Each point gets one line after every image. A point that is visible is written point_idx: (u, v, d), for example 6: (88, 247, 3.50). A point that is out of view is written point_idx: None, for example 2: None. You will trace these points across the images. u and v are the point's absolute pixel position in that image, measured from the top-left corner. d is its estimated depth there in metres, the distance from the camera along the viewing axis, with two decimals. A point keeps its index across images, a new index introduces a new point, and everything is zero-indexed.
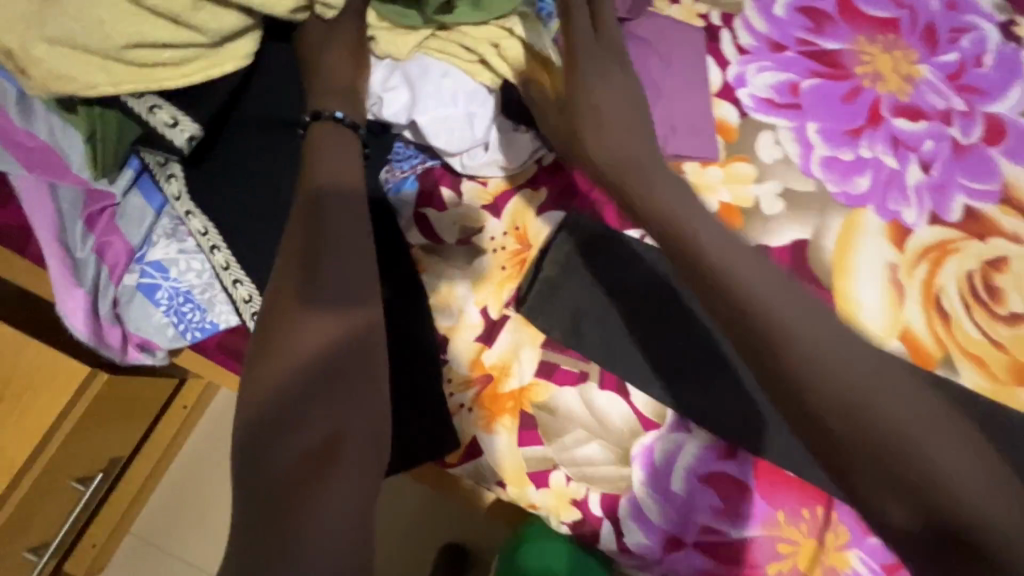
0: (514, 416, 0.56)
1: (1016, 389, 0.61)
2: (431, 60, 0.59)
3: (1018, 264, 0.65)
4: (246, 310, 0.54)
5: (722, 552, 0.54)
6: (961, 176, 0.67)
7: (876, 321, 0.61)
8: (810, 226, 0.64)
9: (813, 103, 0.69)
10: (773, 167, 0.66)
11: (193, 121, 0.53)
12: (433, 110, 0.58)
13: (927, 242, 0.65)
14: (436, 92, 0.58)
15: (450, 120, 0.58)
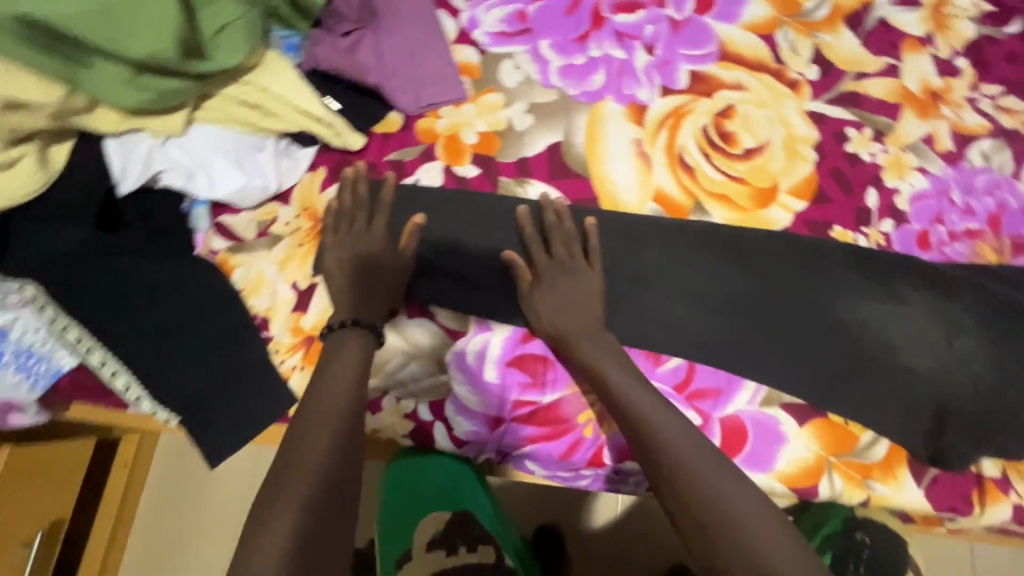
0: (338, 342, 0.60)
1: (758, 212, 0.71)
2: (211, 131, 0.66)
3: (743, 107, 0.75)
4: (81, 349, 0.61)
5: (538, 417, 0.64)
6: (682, 48, 0.77)
7: (630, 191, 0.71)
8: (560, 129, 0.73)
9: (541, 24, 0.77)
10: (517, 90, 0.75)
11: None
12: (229, 183, 0.65)
13: (663, 112, 0.74)
14: (225, 161, 0.66)
15: (247, 187, 0.66)
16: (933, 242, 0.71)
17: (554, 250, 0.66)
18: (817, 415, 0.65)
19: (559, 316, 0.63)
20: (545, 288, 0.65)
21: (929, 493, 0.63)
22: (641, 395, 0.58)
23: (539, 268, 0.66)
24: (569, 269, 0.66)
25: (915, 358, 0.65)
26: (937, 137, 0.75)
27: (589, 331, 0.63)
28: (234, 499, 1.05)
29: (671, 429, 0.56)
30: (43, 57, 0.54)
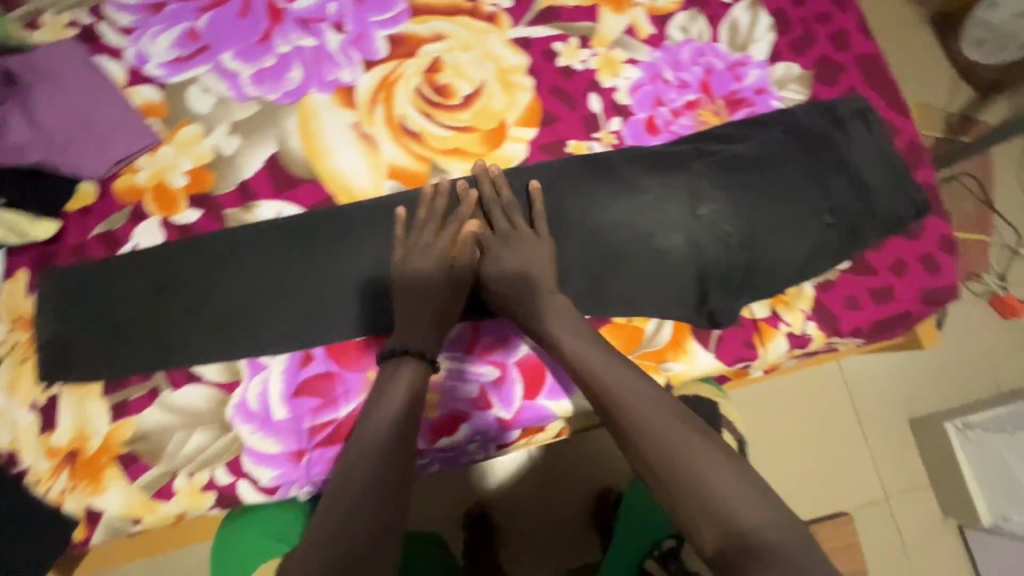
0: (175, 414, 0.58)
1: (493, 153, 0.71)
2: None
3: (449, 56, 0.73)
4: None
5: (341, 433, 0.62)
6: (371, 16, 0.74)
7: (363, 177, 0.69)
8: (272, 140, 0.69)
9: (216, 36, 0.71)
10: (214, 114, 0.69)
11: None
12: None
13: (373, 87, 0.72)
14: None
15: None
16: (660, 125, 0.74)
17: (496, 222, 0.68)
18: (602, 324, 0.68)
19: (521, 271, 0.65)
20: (498, 253, 0.66)
21: (717, 352, 0.68)
22: (607, 365, 0.58)
23: (484, 241, 0.68)
24: (516, 240, 0.66)
25: (669, 238, 0.69)
26: (637, 26, 0.77)
27: (539, 303, 0.63)
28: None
29: (639, 392, 0.55)
30: None
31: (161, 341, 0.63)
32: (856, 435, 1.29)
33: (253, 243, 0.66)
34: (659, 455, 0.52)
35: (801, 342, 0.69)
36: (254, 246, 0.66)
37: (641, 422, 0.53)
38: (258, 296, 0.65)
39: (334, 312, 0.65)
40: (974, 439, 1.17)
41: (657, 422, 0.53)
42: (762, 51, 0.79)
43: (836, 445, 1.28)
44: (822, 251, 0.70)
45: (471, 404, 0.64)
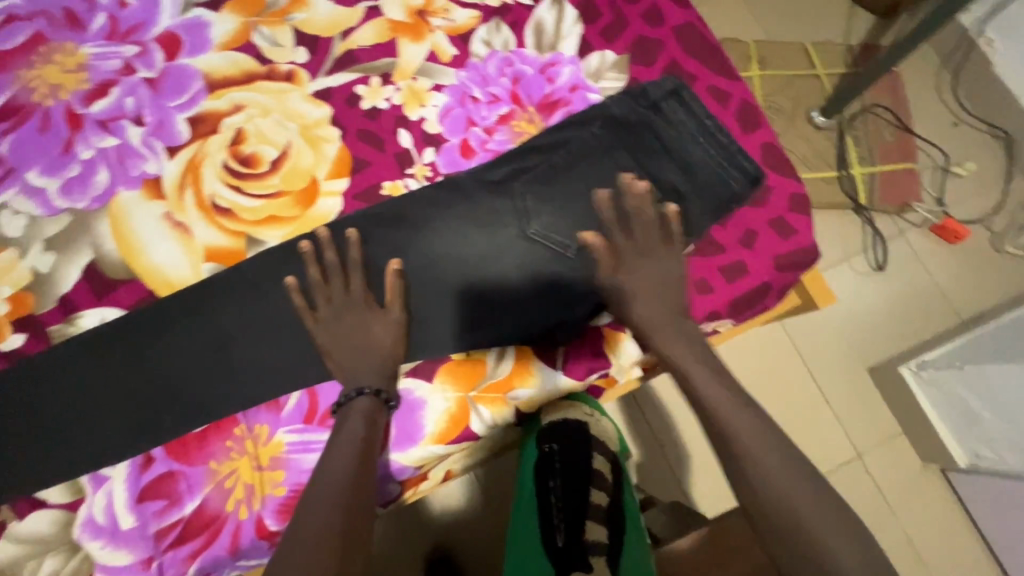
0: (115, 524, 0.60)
1: (307, 213, 0.70)
2: None
3: (251, 124, 0.73)
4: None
5: (189, 531, 0.61)
6: (169, 102, 0.74)
7: (182, 265, 0.68)
8: (87, 248, 0.69)
9: (20, 157, 0.72)
10: (28, 234, 0.70)
11: None
12: None
13: (180, 172, 0.71)
14: None
15: None
16: (475, 146, 0.72)
17: (651, 227, 0.65)
18: (440, 363, 0.65)
19: (642, 299, 0.63)
20: (636, 268, 0.64)
21: (567, 370, 0.66)
22: (708, 379, 0.59)
23: (627, 247, 0.65)
24: (645, 253, 0.65)
25: (498, 263, 0.66)
26: (439, 50, 0.76)
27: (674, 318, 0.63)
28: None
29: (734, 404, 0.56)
30: None
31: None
32: (815, 396, 1.22)
33: (83, 353, 0.65)
34: (746, 484, 0.52)
35: None
36: (85, 356, 0.65)
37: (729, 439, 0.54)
38: (92, 407, 0.65)
39: (165, 410, 0.64)
40: (929, 379, 1.14)
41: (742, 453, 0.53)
42: (572, 46, 0.76)
43: (798, 411, 1.21)
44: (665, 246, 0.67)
45: None
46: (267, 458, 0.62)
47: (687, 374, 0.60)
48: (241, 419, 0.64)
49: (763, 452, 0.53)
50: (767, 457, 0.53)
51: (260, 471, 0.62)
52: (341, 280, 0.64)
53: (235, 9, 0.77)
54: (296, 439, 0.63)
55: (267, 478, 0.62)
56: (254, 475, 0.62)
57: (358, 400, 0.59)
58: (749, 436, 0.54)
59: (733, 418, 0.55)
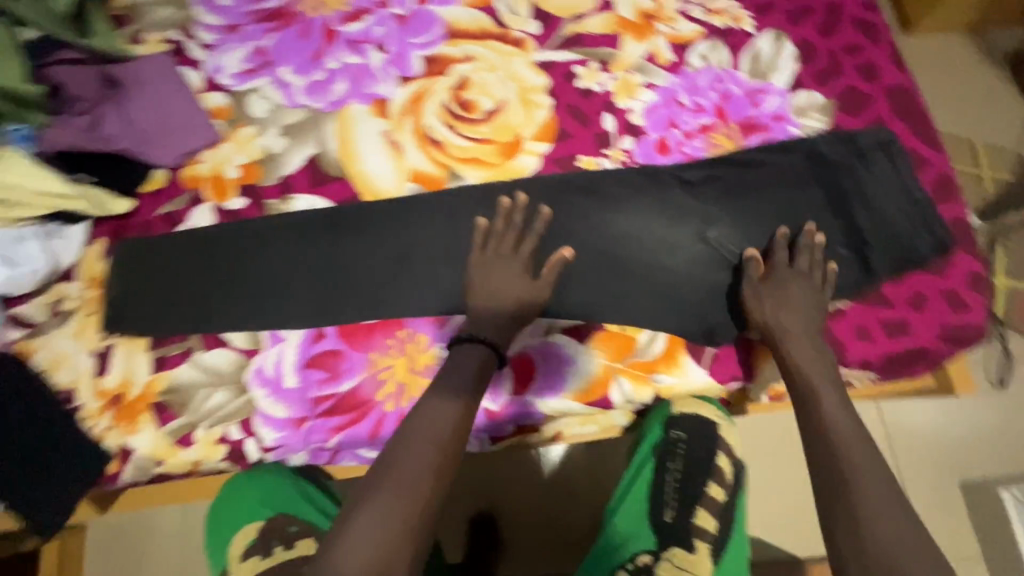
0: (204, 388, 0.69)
1: (507, 164, 0.76)
2: None
3: (477, 76, 0.80)
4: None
5: (340, 406, 0.68)
6: (410, 39, 0.83)
7: (389, 178, 0.76)
8: (313, 142, 0.78)
9: (279, 54, 0.83)
10: (269, 118, 0.80)
11: None
12: None
13: (405, 100, 0.80)
14: None
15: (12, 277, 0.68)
16: (671, 146, 0.77)
17: (798, 260, 0.67)
18: (595, 330, 0.69)
19: (781, 314, 0.64)
20: (775, 286, 0.65)
21: (711, 370, 0.68)
22: (834, 408, 0.57)
23: (775, 267, 0.67)
24: (797, 276, 0.66)
25: (671, 256, 0.70)
26: (657, 53, 0.81)
27: (809, 336, 0.63)
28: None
29: (862, 451, 0.54)
30: None
31: (199, 309, 0.72)
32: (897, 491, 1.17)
33: (293, 228, 0.74)
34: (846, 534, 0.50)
35: None
36: (293, 229, 0.74)
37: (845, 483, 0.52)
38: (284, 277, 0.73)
39: (344, 298, 0.71)
40: None
41: (858, 501, 0.51)
42: (783, 80, 0.79)
43: None
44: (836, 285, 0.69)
45: None
46: (421, 364, 0.69)
47: (816, 397, 0.58)
48: (407, 324, 0.70)
49: (883, 511, 0.50)
50: (885, 516, 0.50)
51: (414, 373, 0.68)
52: (504, 235, 0.69)
53: None
54: None
55: (418, 382, 0.68)
56: (408, 375, 0.68)
57: (475, 345, 0.62)
58: (871, 488, 0.52)
59: (855, 462, 0.53)
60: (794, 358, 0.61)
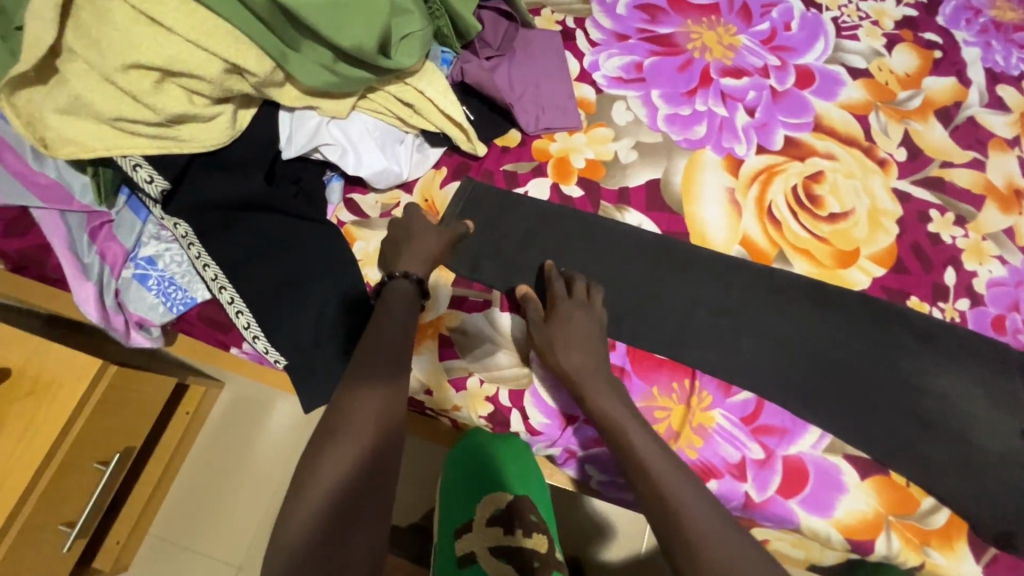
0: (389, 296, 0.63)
1: (839, 271, 0.75)
2: (367, 119, 0.72)
3: (832, 175, 0.80)
4: (215, 287, 0.68)
5: None
6: (780, 115, 0.84)
7: (720, 233, 0.77)
8: (661, 167, 0.80)
9: (654, 75, 0.86)
10: (627, 128, 0.83)
11: (164, 177, 0.65)
12: (372, 163, 0.71)
13: (756, 168, 0.81)
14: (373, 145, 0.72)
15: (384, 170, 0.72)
16: (1008, 327, 0.73)
17: (573, 291, 0.69)
18: (879, 472, 0.66)
19: (571, 353, 0.64)
20: (558, 319, 0.66)
21: (986, 571, 0.63)
22: (645, 443, 0.56)
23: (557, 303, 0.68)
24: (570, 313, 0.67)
25: (986, 437, 0.66)
26: (1018, 231, 0.79)
27: (597, 372, 0.63)
28: (291, 447, 1.16)
29: (660, 466, 0.53)
30: (249, 19, 0.58)
31: (508, 271, 0.74)
32: None
33: (619, 238, 0.77)
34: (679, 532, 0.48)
35: None
36: (618, 240, 0.77)
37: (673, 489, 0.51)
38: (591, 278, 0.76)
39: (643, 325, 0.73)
40: None
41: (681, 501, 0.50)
42: None
43: None
44: None
45: (729, 468, 0.66)
46: (698, 421, 0.68)
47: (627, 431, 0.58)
48: (696, 376, 0.70)
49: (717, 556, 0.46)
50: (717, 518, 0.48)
51: (689, 426, 0.67)
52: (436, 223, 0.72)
53: (868, 86, 0.87)
54: (728, 427, 0.68)
55: (690, 436, 0.67)
56: (682, 425, 0.68)
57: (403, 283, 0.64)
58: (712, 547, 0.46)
59: (661, 484, 0.51)
60: (591, 400, 0.61)
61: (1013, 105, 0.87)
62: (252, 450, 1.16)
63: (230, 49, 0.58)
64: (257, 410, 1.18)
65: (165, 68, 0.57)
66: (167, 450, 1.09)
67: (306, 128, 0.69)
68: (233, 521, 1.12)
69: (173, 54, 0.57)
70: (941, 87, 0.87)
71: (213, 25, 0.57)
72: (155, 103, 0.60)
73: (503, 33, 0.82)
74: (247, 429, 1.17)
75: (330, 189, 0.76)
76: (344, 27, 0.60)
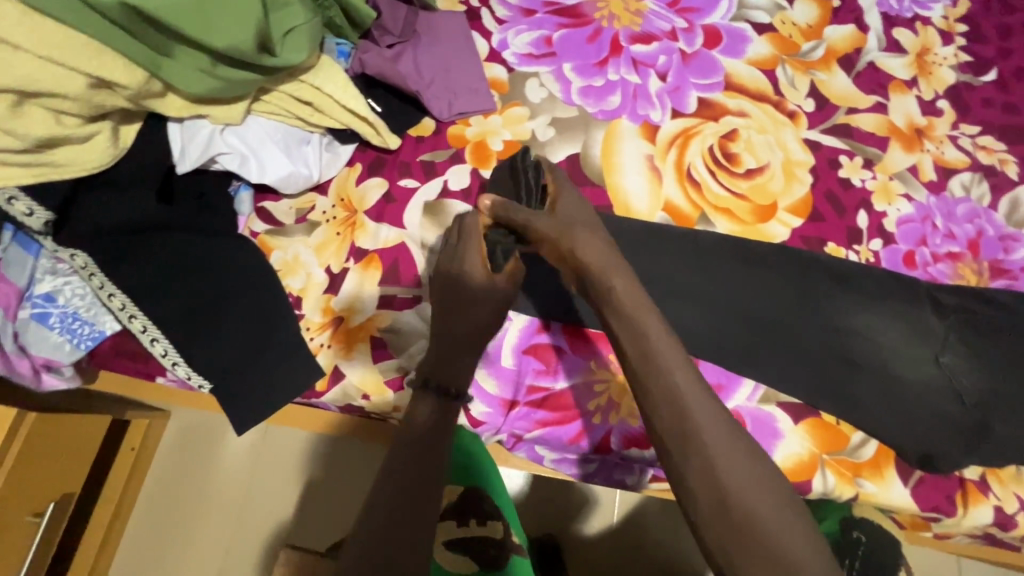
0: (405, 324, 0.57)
1: (759, 226, 0.77)
2: (266, 123, 0.69)
3: (746, 132, 0.82)
4: (124, 316, 0.64)
5: (550, 402, 0.68)
6: (691, 77, 0.85)
7: (642, 200, 0.77)
8: (579, 142, 0.80)
9: (564, 48, 0.85)
10: (541, 105, 0.82)
11: (46, 208, 0.61)
12: (277, 168, 0.68)
13: (673, 133, 0.81)
14: (276, 149, 0.69)
15: (293, 174, 0.69)
16: (918, 261, 0.77)
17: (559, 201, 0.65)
18: (811, 414, 0.69)
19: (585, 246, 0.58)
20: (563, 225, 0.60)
21: (915, 493, 0.67)
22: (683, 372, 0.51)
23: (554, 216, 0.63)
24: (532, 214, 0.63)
25: (904, 368, 0.70)
26: (921, 168, 0.82)
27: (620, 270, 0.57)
28: (250, 467, 1.12)
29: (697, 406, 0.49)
30: (108, 28, 0.54)
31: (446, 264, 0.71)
32: None
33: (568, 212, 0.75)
34: (696, 472, 0.47)
35: (1006, 522, 0.67)
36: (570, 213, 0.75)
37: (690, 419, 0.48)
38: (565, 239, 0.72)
39: None
40: None
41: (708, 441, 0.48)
42: None
43: None
44: None
45: None
46: None
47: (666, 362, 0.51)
48: None
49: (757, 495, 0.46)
50: (747, 462, 0.47)
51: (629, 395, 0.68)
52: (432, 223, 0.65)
53: (773, 41, 0.88)
54: None
55: (630, 405, 0.68)
56: (622, 395, 0.68)
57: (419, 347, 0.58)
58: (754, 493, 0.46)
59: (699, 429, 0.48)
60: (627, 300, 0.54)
61: (909, 46, 0.90)
62: (209, 475, 1.12)
63: (92, 63, 0.54)
64: (209, 436, 1.14)
65: (21, 89, 0.53)
66: (118, 484, 1.06)
67: (200, 139, 0.65)
68: (198, 549, 1.08)
69: (26, 73, 0.52)
70: (841, 35, 0.89)
71: (68, 38, 0.53)
72: (18, 129, 0.55)
73: (403, 19, 0.79)
74: (200, 456, 1.13)
75: (240, 199, 0.72)
76: (217, 28, 0.56)
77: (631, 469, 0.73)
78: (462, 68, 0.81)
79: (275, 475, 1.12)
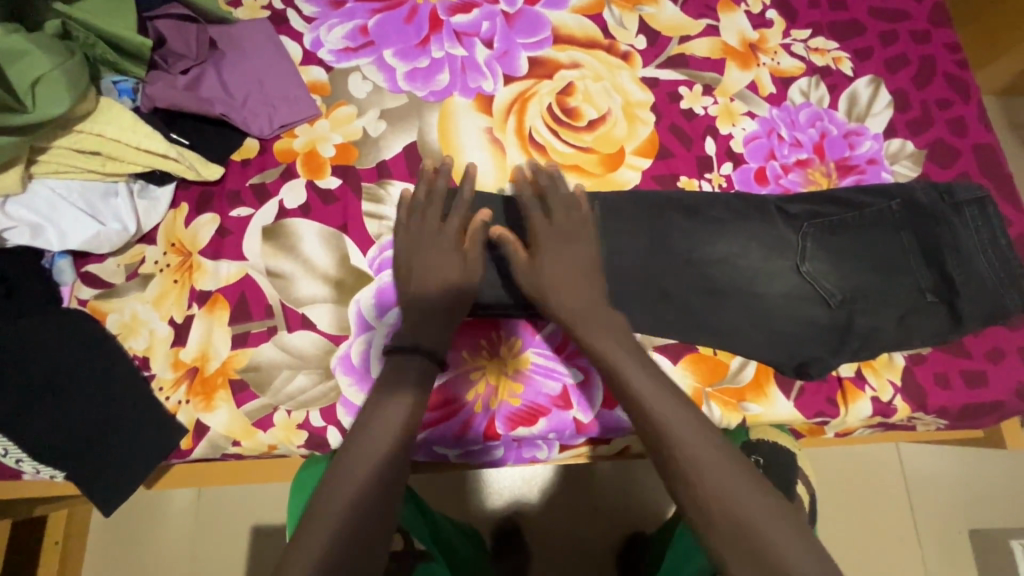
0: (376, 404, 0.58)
1: (609, 176, 0.76)
2: (58, 185, 0.65)
3: (582, 83, 0.80)
4: None
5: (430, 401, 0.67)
6: (517, 38, 0.82)
7: (488, 176, 0.75)
8: (414, 129, 0.77)
9: (382, 35, 0.81)
10: (368, 99, 0.78)
11: None
12: (81, 232, 0.64)
13: (509, 100, 0.78)
14: (76, 211, 0.65)
15: (101, 235, 0.65)
16: (769, 176, 0.77)
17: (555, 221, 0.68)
18: (688, 351, 0.70)
19: (549, 293, 0.64)
20: (544, 259, 0.66)
21: (798, 403, 0.69)
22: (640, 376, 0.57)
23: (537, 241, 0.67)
24: (569, 235, 0.67)
25: (766, 285, 0.71)
26: (760, 83, 0.82)
27: (591, 311, 0.63)
28: (188, 533, 1.05)
29: (661, 398, 0.55)
30: None
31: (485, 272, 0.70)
32: None
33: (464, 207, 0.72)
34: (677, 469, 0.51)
35: (885, 410, 0.69)
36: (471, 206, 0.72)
37: (667, 421, 0.53)
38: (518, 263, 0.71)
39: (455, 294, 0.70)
40: None
41: (684, 436, 0.52)
42: (878, 125, 0.82)
43: None
44: (926, 328, 0.69)
45: (553, 401, 0.67)
46: (514, 368, 0.68)
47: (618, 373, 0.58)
48: (501, 326, 0.70)
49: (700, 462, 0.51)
50: (702, 449, 0.51)
51: (506, 376, 0.68)
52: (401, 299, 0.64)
53: None
54: (544, 362, 0.68)
55: (509, 385, 0.68)
56: (499, 377, 0.68)
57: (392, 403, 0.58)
58: (693, 456, 0.51)
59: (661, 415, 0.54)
60: (582, 332, 0.62)
61: None
62: (147, 552, 1.05)
63: None
64: (145, 512, 1.05)
65: None
66: None
67: None
68: None
69: None
70: None
71: None
72: None
73: (194, 38, 0.73)
74: (139, 528, 1.05)
75: (62, 269, 0.67)
76: None
77: (534, 447, 0.72)
78: (273, 76, 0.76)
79: (217, 536, 1.05)
